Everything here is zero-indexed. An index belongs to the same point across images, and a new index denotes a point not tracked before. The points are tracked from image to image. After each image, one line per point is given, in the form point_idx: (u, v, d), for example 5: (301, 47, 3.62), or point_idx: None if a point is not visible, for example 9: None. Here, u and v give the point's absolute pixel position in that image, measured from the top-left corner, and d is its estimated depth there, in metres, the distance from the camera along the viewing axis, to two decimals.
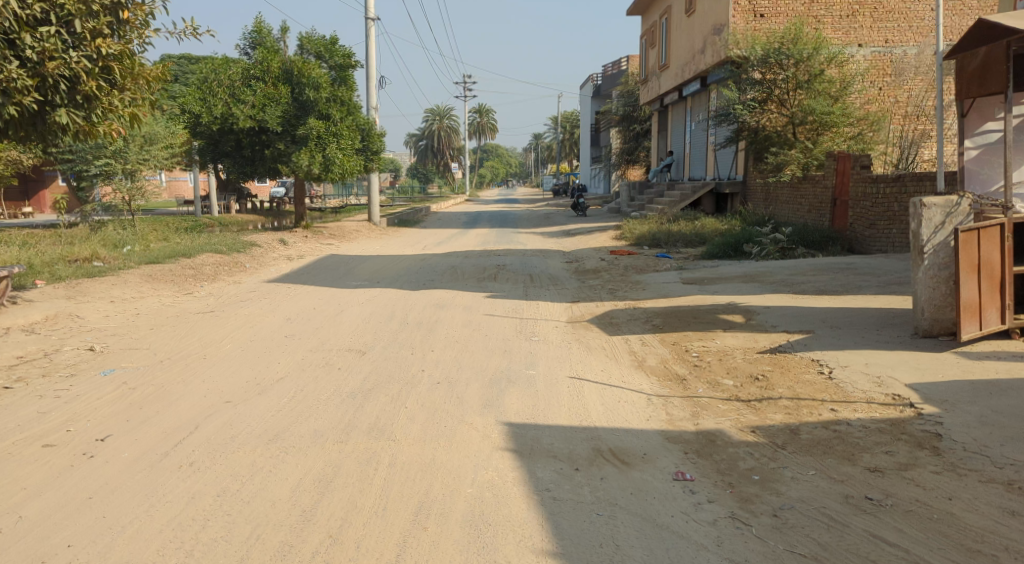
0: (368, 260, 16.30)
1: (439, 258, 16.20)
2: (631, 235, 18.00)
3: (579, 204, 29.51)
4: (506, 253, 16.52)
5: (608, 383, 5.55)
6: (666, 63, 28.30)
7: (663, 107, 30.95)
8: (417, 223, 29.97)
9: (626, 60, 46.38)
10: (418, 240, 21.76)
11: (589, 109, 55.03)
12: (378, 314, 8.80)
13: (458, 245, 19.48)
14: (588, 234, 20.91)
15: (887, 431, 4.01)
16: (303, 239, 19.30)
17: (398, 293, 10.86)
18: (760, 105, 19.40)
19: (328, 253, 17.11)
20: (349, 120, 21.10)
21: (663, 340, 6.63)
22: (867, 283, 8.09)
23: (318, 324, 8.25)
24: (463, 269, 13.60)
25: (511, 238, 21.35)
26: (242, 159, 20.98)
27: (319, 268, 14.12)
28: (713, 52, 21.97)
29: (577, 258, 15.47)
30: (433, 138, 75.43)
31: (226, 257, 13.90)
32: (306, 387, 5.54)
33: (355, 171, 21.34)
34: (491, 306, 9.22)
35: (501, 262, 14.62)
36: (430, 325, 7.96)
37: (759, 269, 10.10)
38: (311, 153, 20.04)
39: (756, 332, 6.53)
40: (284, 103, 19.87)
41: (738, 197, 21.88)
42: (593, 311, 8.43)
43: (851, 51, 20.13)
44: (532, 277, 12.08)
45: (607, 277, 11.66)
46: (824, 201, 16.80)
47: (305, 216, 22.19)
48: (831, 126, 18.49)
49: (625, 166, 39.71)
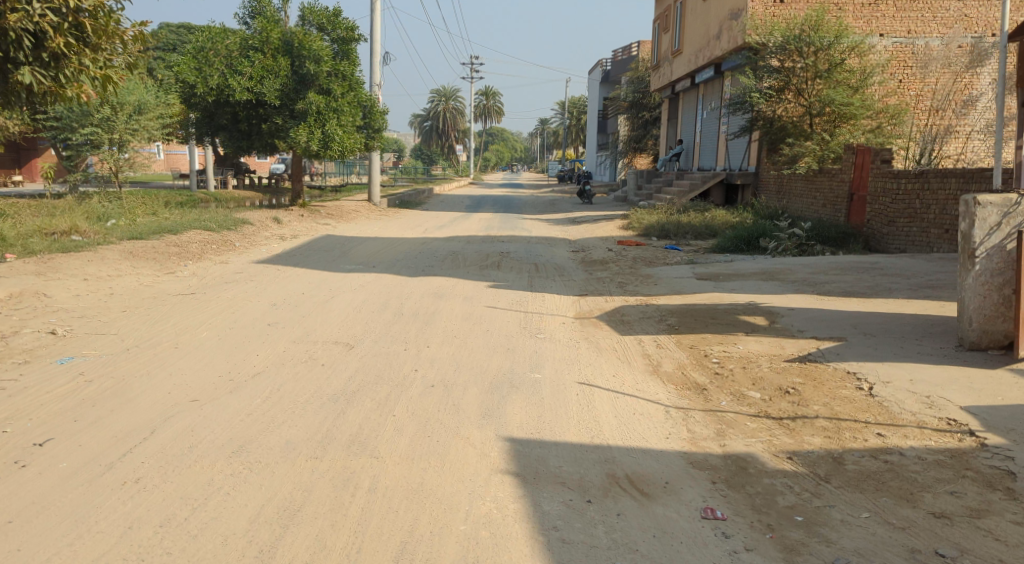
0: (366, 242, 15.76)
1: (440, 242, 15.67)
2: (639, 226, 17.43)
3: (584, 191, 28.89)
4: (509, 239, 15.95)
5: (621, 391, 4.99)
6: (679, 48, 27.55)
7: (674, 94, 30.21)
8: (418, 205, 29.42)
9: (637, 46, 45.56)
10: (419, 223, 21.21)
11: (597, 94, 54.17)
12: (370, 302, 8.28)
13: (459, 230, 18.93)
14: (594, 222, 20.35)
15: (949, 465, 3.43)
16: (300, 218, 18.74)
17: (394, 279, 10.34)
18: (776, 93, 18.71)
19: (325, 234, 16.56)
20: (351, 96, 20.47)
21: (679, 343, 6.07)
22: (898, 285, 7.50)
23: (305, 311, 7.74)
24: (464, 256, 13.05)
25: (514, 224, 20.79)
26: (239, 133, 20.44)
27: (313, 249, 13.61)
28: (729, 38, 21.26)
29: (583, 247, 14.90)
30: (439, 119, 74.62)
31: (217, 235, 13.41)
32: (284, 385, 5.03)
33: (355, 149, 20.74)
34: (492, 296, 8.68)
35: (504, 249, 14.07)
36: (425, 316, 7.43)
37: (778, 266, 9.52)
38: (310, 129, 19.42)
39: (782, 337, 5.95)
40: (283, 76, 19.27)
41: (749, 189, 21.23)
42: (602, 307, 7.88)
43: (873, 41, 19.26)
44: (537, 267, 11.52)
45: (616, 269, 11.09)
46: (840, 196, 16.19)
47: (303, 195, 21.62)
48: (849, 118, 17.86)
49: (632, 154, 39.02)
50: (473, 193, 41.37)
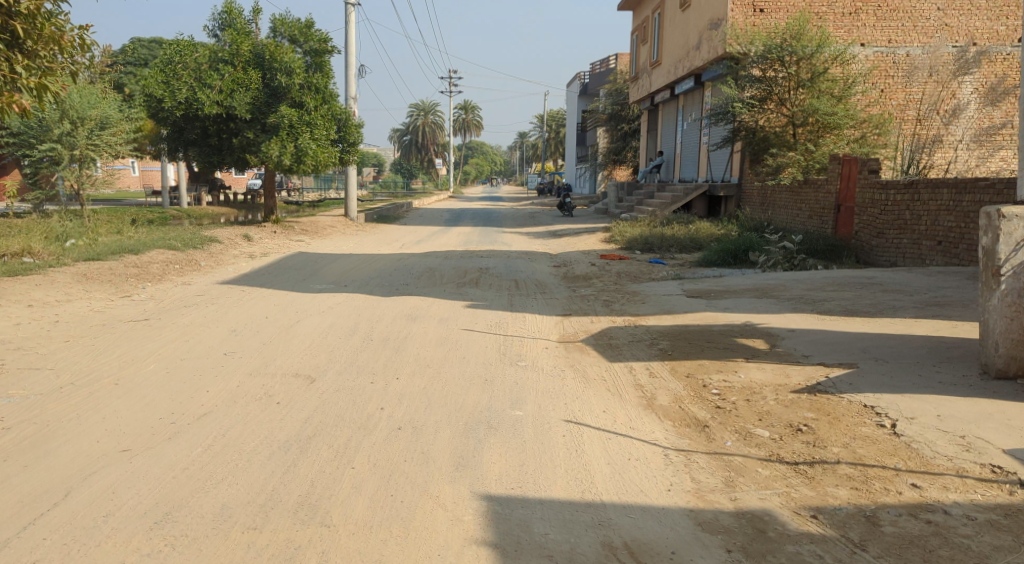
0: (340, 259, 15.14)
1: (417, 258, 15.09)
2: (622, 239, 16.99)
3: (564, 204, 28.44)
4: (489, 255, 15.41)
5: (613, 430, 4.44)
6: (658, 60, 27.31)
7: (654, 105, 29.94)
8: (396, 219, 28.81)
9: (615, 58, 45.50)
10: (396, 238, 20.60)
11: (576, 107, 54.02)
12: (338, 326, 7.68)
13: (437, 245, 18.37)
14: (575, 236, 19.89)
15: (1004, 527, 2.92)
16: (272, 235, 18.08)
17: (367, 300, 9.75)
18: (759, 103, 18.39)
19: (297, 251, 15.93)
20: (325, 109, 19.88)
21: (674, 371, 5.55)
22: (902, 303, 7.05)
23: (266, 338, 7.12)
24: (442, 272, 12.50)
25: (494, 238, 20.27)
26: (209, 148, 19.75)
27: (283, 268, 12.97)
28: (709, 48, 20.98)
29: (566, 262, 14.41)
30: (418, 133, 74.13)
31: (181, 253, 12.74)
32: (232, 429, 4.43)
33: (329, 163, 20.15)
34: (470, 318, 8.12)
35: (484, 264, 13.52)
36: (397, 342, 6.85)
37: (772, 282, 9.05)
38: (282, 142, 18.78)
39: (786, 363, 5.45)
40: (253, 89, 18.67)
41: (732, 201, 20.88)
42: (588, 328, 7.34)
43: (854, 50, 19.10)
44: (518, 284, 10.98)
45: (600, 286, 10.58)
46: (827, 207, 15.85)
47: (276, 211, 20.92)
48: (833, 128, 17.60)
49: (612, 166, 38.72)
50: (452, 207, 40.82)
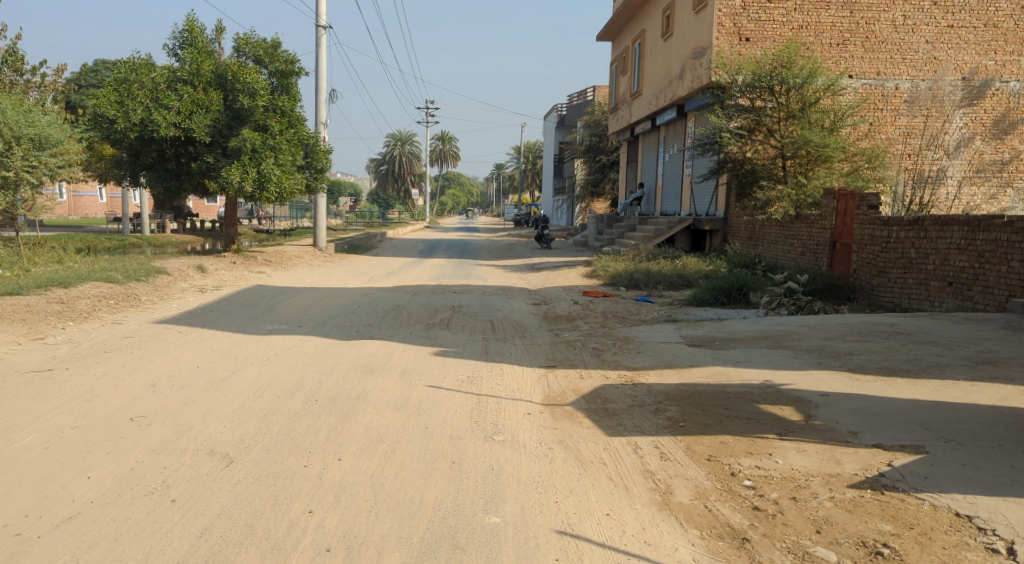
0: (300, 293, 13.83)
1: (384, 292, 13.84)
2: (605, 274, 15.93)
3: (543, 236, 27.62)
4: (463, 290, 14.21)
5: (621, 548, 3.30)
6: (639, 90, 26.59)
7: (634, 137, 29.18)
8: (367, 249, 27.48)
9: (593, 89, 45.06)
10: (364, 270, 19.34)
11: (552, 138, 53.37)
12: (277, 380, 6.39)
13: (409, 278, 17.15)
14: (555, 269, 18.80)
15: None
16: (230, 265, 16.73)
17: (321, 343, 8.48)
18: (747, 134, 17.48)
19: (255, 283, 14.62)
20: (291, 133, 18.68)
21: (693, 452, 4.43)
22: (945, 361, 6.07)
23: (185, 397, 5.80)
24: (410, 310, 11.29)
25: (470, 271, 19.06)
26: (166, 173, 18.37)
27: (233, 303, 11.64)
28: (693, 77, 20.21)
29: (546, 299, 13.29)
30: (395, 162, 73.15)
31: (118, 285, 11.34)
32: (97, 551, 3.22)
33: (295, 190, 18.89)
34: (438, 371, 6.89)
35: (457, 301, 12.33)
36: (345, 403, 5.60)
37: (783, 330, 8.02)
38: (244, 168, 17.48)
39: (834, 444, 4.36)
40: (214, 111, 17.45)
41: (718, 235, 19.94)
42: (578, 386, 6.19)
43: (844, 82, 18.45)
44: (494, 325, 9.79)
45: (587, 328, 9.46)
46: (822, 243, 14.97)
47: (237, 239, 19.53)
48: (825, 160, 16.75)
49: (590, 198, 37.94)
50: (427, 236, 39.58)
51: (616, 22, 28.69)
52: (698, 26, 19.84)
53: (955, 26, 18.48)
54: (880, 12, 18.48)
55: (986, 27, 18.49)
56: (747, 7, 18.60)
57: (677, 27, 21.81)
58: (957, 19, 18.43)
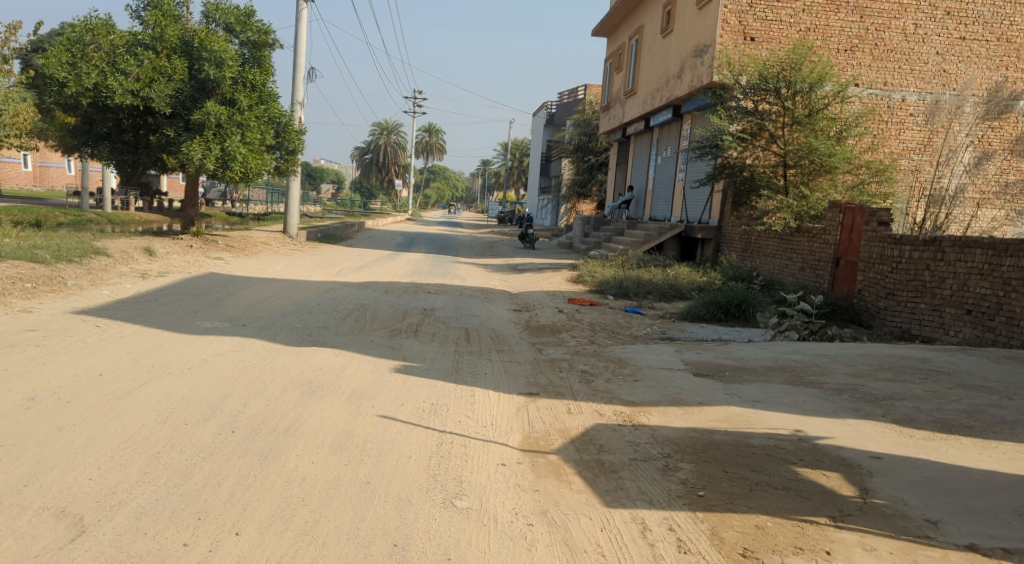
0: (258, 284, 12.55)
1: (351, 288, 12.59)
2: (592, 281, 14.82)
3: (526, 235, 26.48)
4: (437, 290, 12.99)
5: None
6: (633, 88, 25.48)
7: (625, 137, 28.06)
8: (342, 239, 26.10)
9: (584, 88, 43.94)
10: (334, 261, 18.06)
11: (540, 136, 52.14)
12: (192, 399, 5.15)
13: (380, 273, 15.93)
14: (537, 272, 17.67)
15: None
16: (185, 248, 15.37)
17: (264, 348, 7.24)
18: (749, 138, 16.28)
19: (209, 270, 13.31)
20: (261, 110, 17.26)
21: (722, 541, 3.32)
22: (1008, 415, 5.05)
23: (63, 420, 4.55)
24: (376, 311, 10.08)
25: (447, 268, 17.83)
26: (123, 145, 16.88)
27: (176, 293, 10.34)
28: (692, 76, 19.14)
29: (527, 305, 12.15)
30: (379, 151, 71.64)
31: (43, 266, 9.98)
32: None
33: (263, 172, 17.49)
34: (394, 393, 5.71)
35: (429, 303, 11.13)
36: (268, 439, 4.41)
37: (800, 362, 6.96)
38: (207, 144, 16.07)
39: (909, 541, 3.28)
40: (177, 81, 16.03)
41: (709, 244, 18.88)
42: (567, 426, 5.06)
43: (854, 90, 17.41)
44: (468, 335, 8.61)
45: (574, 344, 8.33)
46: (824, 259, 13.94)
47: (198, 221, 18.11)
48: (829, 170, 15.72)
49: (576, 198, 36.85)
50: (407, 229, 38.22)
51: (612, 16, 27.54)
52: (701, 23, 18.74)
53: (967, 39, 17.59)
54: (891, 19, 17.50)
55: (998, 42, 17.60)
56: (753, 5, 17.50)
57: (678, 23, 20.70)
58: (969, 32, 17.55)
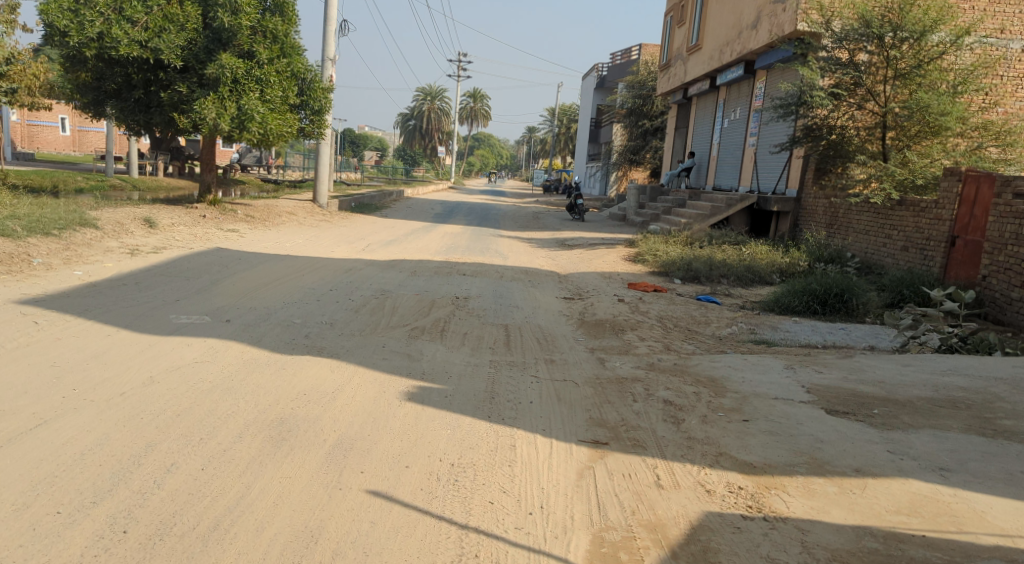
0: (269, 262, 10.93)
1: (374, 268, 10.88)
2: (656, 261, 12.97)
3: (575, 206, 24.50)
4: (474, 271, 11.18)
5: None
6: (698, 43, 23.10)
7: (686, 99, 25.66)
8: (377, 209, 24.44)
9: (638, 48, 41.38)
10: (364, 234, 16.44)
11: (590, 100, 49.63)
12: (94, 453, 3.46)
13: (413, 248, 14.22)
14: (589, 247, 15.77)
15: None
16: (195, 219, 13.88)
17: (240, 355, 5.49)
18: (845, 94, 14.07)
19: (216, 246, 11.75)
20: (283, 64, 15.63)
21: None
22: None
23: None
24: (399, 299, 8.34)
25: (488, 243, 15.99)
26: (134, 103, 15.55)
27: (166, 275, 8.76)
28: (771, 25, 16.78)
29: (582, 292, 10.31)
30: (423, 118, 69.87)
31: (8, 240, 8.47)
32: None
33: (287, 134, 15.89)
34: (400, 441, 3.91)
35: (464, 288, 9.37)
36: (171, 556, 2.73)
37: (970, 389, 5.01)
38: (222, 102, 14.54)
39: None
40: (190, 30, 14.51)
41: (786, 218, 16.71)
42: (662, 515, 3.25)
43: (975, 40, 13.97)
44: (509, 338, 6.78)
45: (647, 352, 6.48)
46: (934, 238, 11.81)
47: (214, 188, 16.64)
48: (938, 130, 13.51)
49: (627, 166, 34.52)
50: (448, 198, 36.38)
51: None
52: None
53: None
54: None
55: None
56: None
57: None
58: None
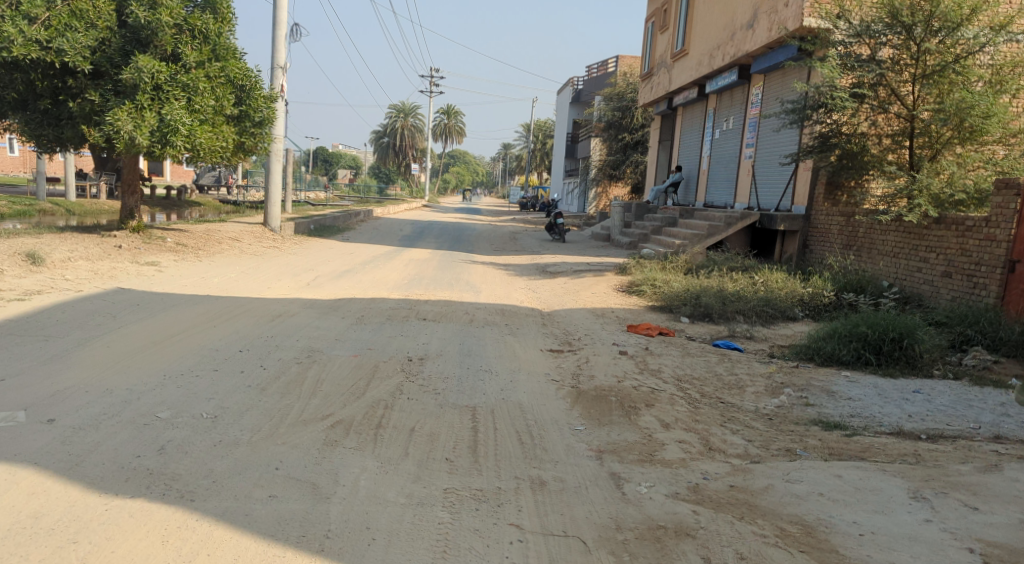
0: (177, 306, 8.75)
1: (310, 313, 8.73)
2: (659, 294, 10.97)
3: (555, 225, 22.53)
4: (436, 313, 9.05)
5: None
6: (685, 48, 21.30)
7: (672, 109, 23.88)
8: (339, 232, 22.28)
9: (616, 60, 39.84)
10: (314, 263, 14.27)
11: (566, 114, 47.94)
12: None
13: (367, 281, 12.07)
14: (573, 275, 13.74)
15: None
16: (104, 251, 11.67)
17: (18, 508, 3.33)
18: (866, 96, 12.23)
19: (117, 285, 9.56)
20: (214, 68, 13.50)
21: None
22: None
23: None
24: (331, 365, 6.18)
25: (457, 272, 13.88)
26: (42, 115, 13.27)
27: (16, 334, 6.59)
28: (772, 22, 15.02)
29: (569, 339, 8.24)
30: (396, 135, 67.73)
31: None
32: None
33: (222, 150, 13.70)
34: None
35: (419, 342, 7.23)
36: None
37: None
38: (139, 110, 12.36)
39: None
40: (101, 29, 12.42)
41: (795, 238, 14.79)
42: None
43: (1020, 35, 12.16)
44: (477, 434, 4.63)
45: (686, 456, 4.38)
46: (986, 263, 9.89)
47: (139, 213, 14.37)
48: (975, 135, 11.72)
49: (607, 182, 32.63)
50: (419, 218, 34.23)
51: None
52: None
53: None
54: None
55: None
56: None
57: None
58: None
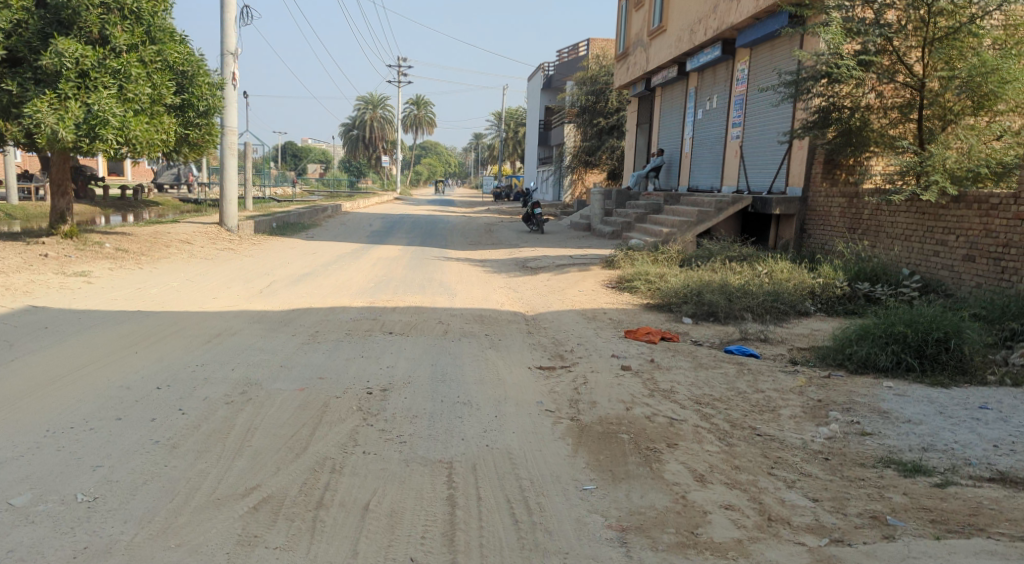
0: (98, 325, 7.42)
1: (256, 330, 7.42)
2: (653, 292, 9.81)
3: (532, 216, 21.29)
4: (404, 324, 7.80)
5: None
6: (663, 24, 20.11)
7: (650, 90, 22.70)
8: (303, 229, 20.84)
9: (587, 43, 38.66)
10: (270, 266, 12.92)
11: (537, 101, 46.72)
12: None
13: (327, 285, 10.76)
14: (556, 270, 12.55)
15: None
16: (26, 262, 10.25)
17: None
18: (870, 65, 11.15)
19: (30, 302, 8.19)
20: (150, 52, 12.06)
21: None
22: None
23: None
24: (269, 404, 4.90)
25: (428, 272, 12.61)
26: None
27: None
28: None
29: (559, 352, 7.02)
30: (365, 127, 65.91)
31: None
32: None
33: (162, 143, 12.24)
34: None
35: (381, 365, 5.98)
36: None
37: None
38: (62, 101, 10.93)
39: None
40: (16, 9, 11.01)
41: (791, 222, 13.71)
42: None
43: None
44: (455, 511, 3.42)
45: (740, 535, 3.22)
46: (1017, 244, 8.85)
47: (71, 216, 12.88)
48: (990, 104, 10.68)
49: (583, 169, 31.41)
50: (390, 211, 32.81)
51: None
52: None
53: None
54: None
55: None
56: None
57: None
58: None
